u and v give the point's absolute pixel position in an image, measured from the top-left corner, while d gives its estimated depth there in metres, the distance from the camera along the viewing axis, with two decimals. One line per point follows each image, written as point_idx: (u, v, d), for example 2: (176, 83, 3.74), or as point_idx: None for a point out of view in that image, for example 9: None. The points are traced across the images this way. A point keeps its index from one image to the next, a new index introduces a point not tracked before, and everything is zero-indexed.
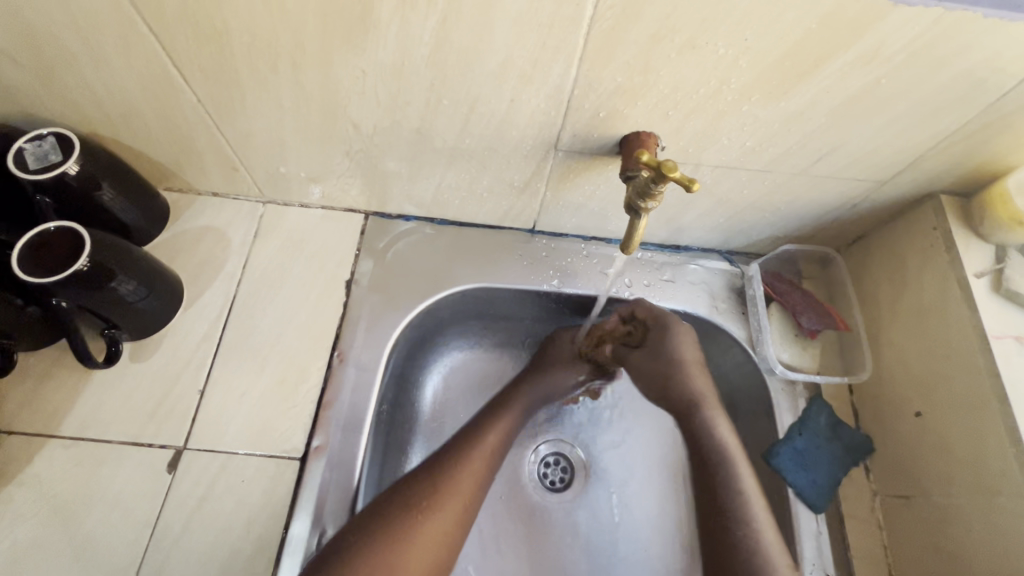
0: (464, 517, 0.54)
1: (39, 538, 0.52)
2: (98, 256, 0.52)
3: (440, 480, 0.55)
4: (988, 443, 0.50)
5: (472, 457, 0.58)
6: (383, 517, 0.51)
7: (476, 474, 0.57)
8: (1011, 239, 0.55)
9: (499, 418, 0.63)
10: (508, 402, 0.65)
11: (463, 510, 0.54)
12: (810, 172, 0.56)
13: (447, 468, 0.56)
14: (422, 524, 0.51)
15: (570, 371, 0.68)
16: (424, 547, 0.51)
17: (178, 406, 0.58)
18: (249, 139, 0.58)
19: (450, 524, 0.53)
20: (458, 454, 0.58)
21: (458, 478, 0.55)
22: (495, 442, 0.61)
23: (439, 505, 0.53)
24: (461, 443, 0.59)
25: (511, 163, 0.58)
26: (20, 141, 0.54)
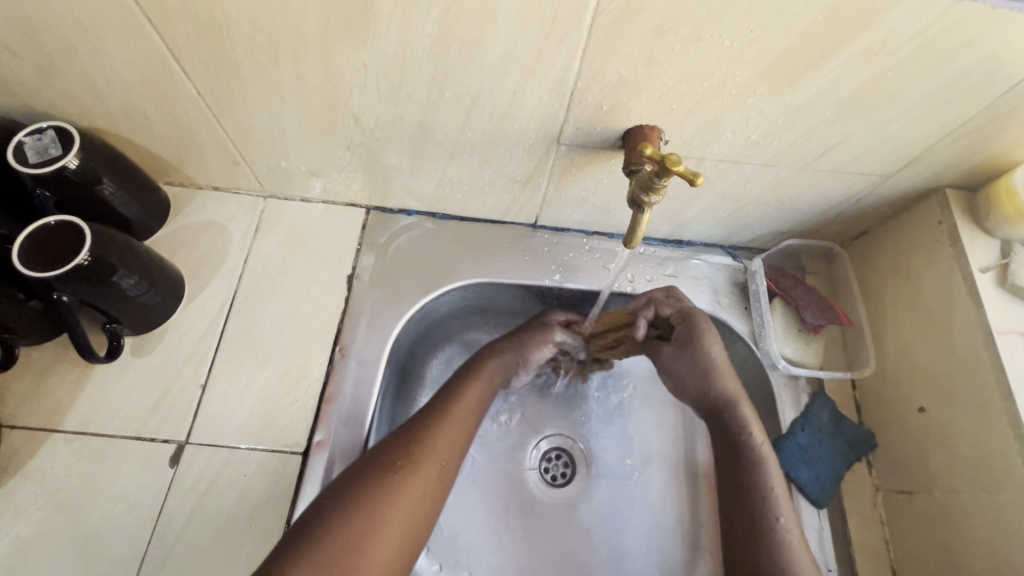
0: (441, 482, 0.51)
1: (41, 532, 0.52)
2: (99, 250, 0.52)
3: (416, 444, 0.52)
4: (991, 439, 0.50)
5: (450, 420, 0.55)
6: (355, 483, 0.48)
7: (454, 440, 0.54)
8: (1017, 234, 0.54)
9: (476, 381, 0.60)
10: (477, 363, 0.62)
11: (439, 475, 0.51)
12: (815, 166, 0.56)
13: (422, 431, 0.53)
14: (398, 489, 0.48)
15: (548, 341, 0.65)
16: (400, 513, 0.47)
17: (180, 401, 0.58)
18: (249, 132, 0.58)
19: (426, 490, 0.50)
20: (433, 416, 0.54)
21: (434, 442, 0.52)
22: (473, 406, 0.58)
23: (415, 469, 0.50)
24: (437, 406, 0.56)
25: (513, 157, 0.58)
26: (19, 134, 0.54)
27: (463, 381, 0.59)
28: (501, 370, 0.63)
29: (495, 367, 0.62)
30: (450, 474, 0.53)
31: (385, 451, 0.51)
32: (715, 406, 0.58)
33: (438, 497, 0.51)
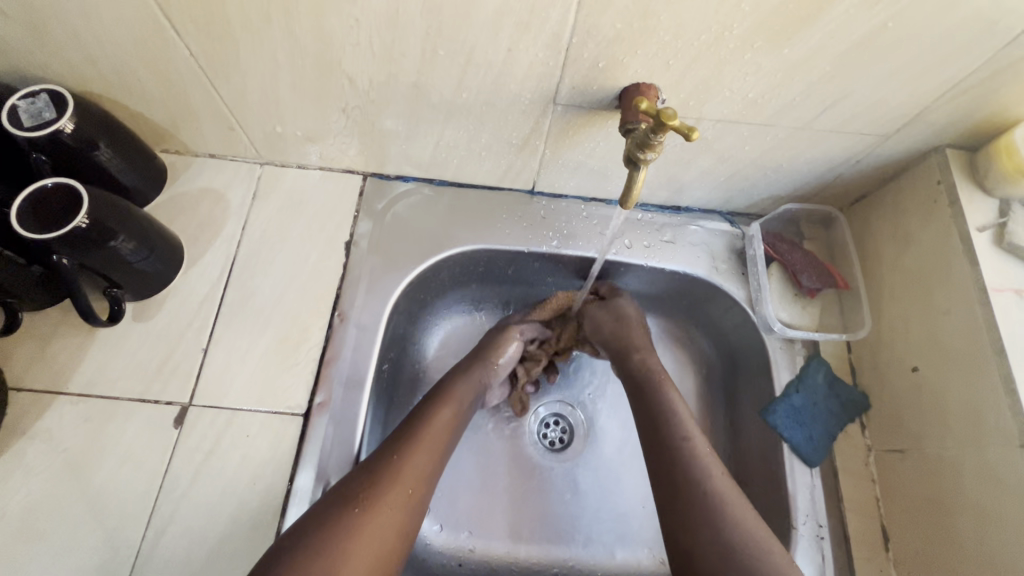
0: (407, 516, 0.50)
1: (52, 489, 0.53)
2: (97, 214, 0.52)
3: (379, 479, 0.51)
4: (982, 395, 0.51)
5: (416, 453, 0.54)
6: (318, 524, 0.47)
7: (419, 473, 0.53)
8: (1015, 192, 0.54)
9: (448, 405, 0.60)
10: (446, 390, 0.62)
11: (405, 507, 0.50)
12: (814, 126, 0.55)
13: (387, 465, 0.52)
14: (359, 527, 0.47)
15: (513, 340, 0.68)
16: (363, 553, 0.46)
17: (183, 364, 0.59)
18: (243, 96, 0.58)
19: (391, 527, 0.49)
20: (401, 444, 0.54)
21: (399, 476, 0.52)
22: (440, 436, 0.57)
23: (377, 506, 0.49)
24: (405, 437, 0.55)
25: (509, 119, 0.58)
26: (12, 98, 0.53)
27: (435, 406, 0.59)
28: (474, 382, 0.64)
29: (469, 375, 0.64)
30: (420, 504, 0.52)
31: (349, 487, 0.50)
32: (624, 354, 0.66)
33: (404, 530, 0.50)
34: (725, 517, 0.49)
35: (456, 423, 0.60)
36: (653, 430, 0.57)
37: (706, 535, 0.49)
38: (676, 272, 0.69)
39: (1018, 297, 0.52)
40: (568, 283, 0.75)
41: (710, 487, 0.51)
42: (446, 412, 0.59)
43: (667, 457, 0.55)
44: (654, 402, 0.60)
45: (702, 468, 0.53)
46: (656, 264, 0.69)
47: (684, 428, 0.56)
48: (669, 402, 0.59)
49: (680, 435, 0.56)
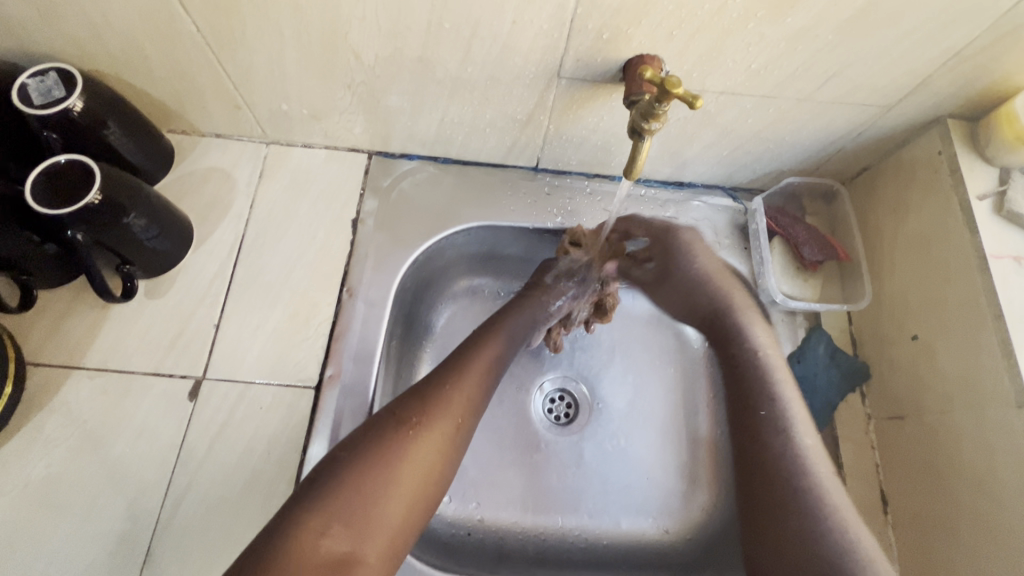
0: (451, 445, 0.54)
1: (72, 460, 0.55)
2: (109, 192, 0.53)
3: (427, 408, 0.54)
4: (981, 361, 0.52)
5: (460, 387, 0.56)
6: (369, 441, 0.50)
7: (463, 407, 0.55)
8: (1015, 161, 0.55)
9: (494, 338, 0.62)
10: (497, 321, 0.64)
11: (452, 432, 0.54)
12: (816, 97, 0.56)
13: (435, 397, 0.55)
14: (410, 445, 0.51)
15: (558, 294, 0.68)
16: (415, 467, 0.50)
17: (195, 339, 0.60)
18: (249, 73, 0.58)
19: (437, 454, 0.52)
20: (451, 374, 0.57)
21: (445, 408, 0.54)
22: (482, 371, 0.59)
23: (425, 433, 0.52)
24: (450, 371, 0.57)
25: (514, 94, 0.58)
26: (22, 77, 0.54)
27: (479, 343, 0.61)
28: (523, 326, 0.66)
29: (518, 324, 0.65)
30: (464, 434, 0.56)
31: (399, 410, 0.53)
32: (714, 317, 0.67)
33: (447, 461, 0.53)
34: (825, 533, 0.50)
35: (500, 359, 0.62)
36: (741, 395, 0.62)
37: (793, 521, 0.52)
38: None
39: (1017, 263, 0.53)
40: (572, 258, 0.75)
41: (813, 495, 0.53)
42: (489, 348, 0.61)
43: (761, 445, 0.58)
44: (755, 382, 0.61)
45: (804, 466, 0.55)
46: None
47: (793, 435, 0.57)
48: (770, 386, 0.60)
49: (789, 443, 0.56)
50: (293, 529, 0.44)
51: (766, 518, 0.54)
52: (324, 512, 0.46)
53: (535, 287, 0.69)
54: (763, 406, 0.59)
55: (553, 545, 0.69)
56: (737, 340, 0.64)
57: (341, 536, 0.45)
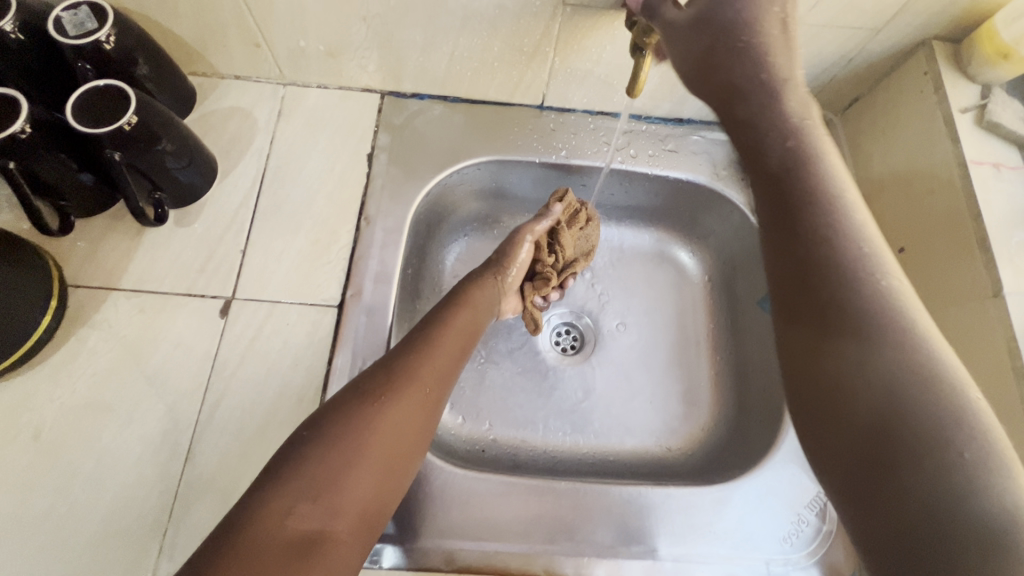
0: (427, 415, 0.50)
1: (114, 370, 0.59)
2: (144, 115, 0.55)
3: (397, 379, 0.50)
4: (963, 260, 0.55)
5: (432, 359, 0.53)
6: (334, 414, 0.46)
7: (436, 378, 0.52)
8: (996, 75, 0.58)
9: (466, 310, 0.61)
10: (464, 293, 0.63)
11: (422, 403, 0.50)
12: (807, 21, 0.59)
13: (403, 367, 0.51)
14: (377, 418, 0.46)
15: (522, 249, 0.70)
16: (381, 440, 0.46)
17: (224, 263, 0.64)
18: (269, 8, 0.61)
19: (412, 425, 0.48)
20: (418, 347, 0.54)
21: (417, 378, 0.51)
22: (453, 342, 0.57)
23: (397, 400, 0.48)
24: (420, 343, 0.55)
25: (521, 24, 0.61)
26: (56, 10, 0.57)
27: (451, 313, 0.60)
28: (489, 303, 0.65)
29: (487, 301, 0.65)
30: (433, 408, 0.52)
31: (364, 383, 0.49)
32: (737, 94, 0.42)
33: (418, 432, 0.49)
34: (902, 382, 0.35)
35: (472, 328, 0.60)
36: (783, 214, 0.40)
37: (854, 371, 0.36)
38: (679, 180, 0.74)
39: (996, 170, 0.56)
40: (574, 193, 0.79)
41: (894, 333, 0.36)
42: (459, 319, 0.59)
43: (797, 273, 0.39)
44: (801, 176, 0.40)
45: (858, 285, 0.37)
46: (662, 172, 0.74)
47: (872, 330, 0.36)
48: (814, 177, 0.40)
49: (883, 325, 0.36)
50: (254, 507, 0.39)
51: (863, 412, 0.35)
52: (288, 490, 0.40)
53: (489, 270, 0.68)
54: (839, 294, 0.38)
55: (561, 461, 0.72)
56: (766, 114, 0.42)
57: (310, 514, 0.40)
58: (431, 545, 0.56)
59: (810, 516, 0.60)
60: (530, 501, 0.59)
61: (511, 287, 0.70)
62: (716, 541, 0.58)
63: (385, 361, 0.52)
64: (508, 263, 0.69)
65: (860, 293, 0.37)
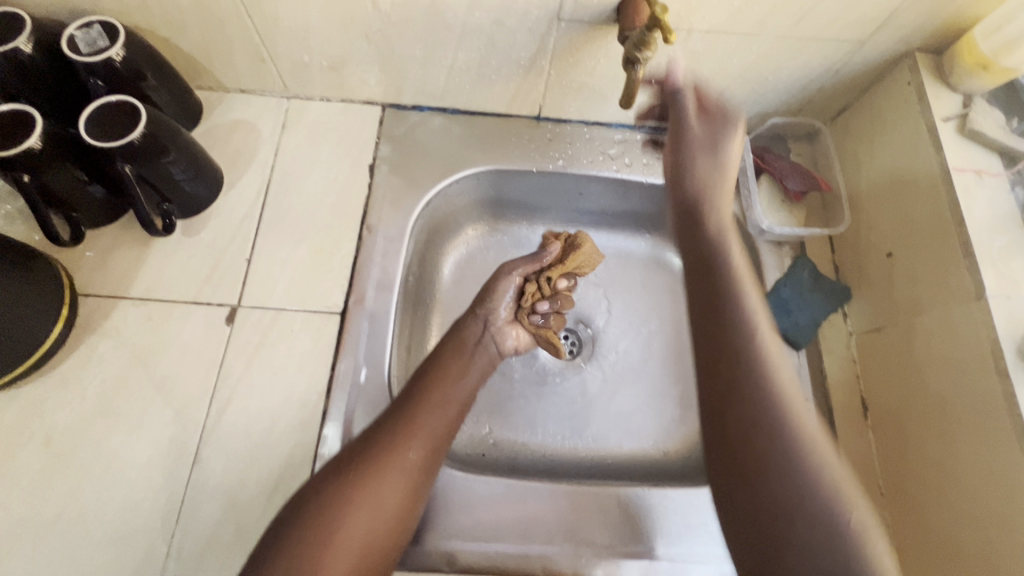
0: (421, 472, 0.52)
1: (123, 377, 0.60)
2: (153, 128, 0.57)
3: (383, 440, 0.51)
4: (946, 263, 0.57)
5: (419, 414, 0.54)
6: (316, 492, 0.48)
7: (428, 434, 0.53)
8: (976, 85, 0.60)
9: (458, 356, 0.62)
10: (460, 341, 0.64)
11: (405, 473, 0.50)
12: (794, 34, 0.61)
13: (383, 437, 0.52)
14: (356, 495, 0.47)
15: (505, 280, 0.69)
16: (360, 516, 0.47)
17: (230, 272, 0.66)
18: (274, 25, 0.63)
19: (403, 485, 0.50)
20: (404, 413, 0.54)
21: (399, 441, 0.51)
22: (445, 395, 0.57)
23: (373, 474, 0.49)
24: (406, 407, 0.55)
25: (518, 39, 0.63)
26: (70, 29, 0.59)
27: (437, 370, 0.59)
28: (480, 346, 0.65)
29: (475, 346, 0.65)
30: (423, 475, 0.52)
31: (347, 456, 0.50)
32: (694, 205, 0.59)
33: (404, 502, 0.50)
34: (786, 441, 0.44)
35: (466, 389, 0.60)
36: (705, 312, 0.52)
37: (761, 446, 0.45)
38: None
39: (977, 176, 0.58)
40: (571, 201, 0.81)
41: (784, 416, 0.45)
42: (450, 369, 0.60)
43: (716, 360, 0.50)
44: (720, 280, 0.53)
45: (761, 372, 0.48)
46: (657, 179, 0.76)
47: (773, 387, 0.47)
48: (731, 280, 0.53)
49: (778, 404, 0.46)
50: None
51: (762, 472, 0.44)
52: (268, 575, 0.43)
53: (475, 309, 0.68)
54: (747, 355, 0.49)
55: (560, 463, 0.73)
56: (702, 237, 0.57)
57: None
58: (432, 546, 0.57)
59: None
60: (528, 502, 0.60)
61: (503, 320, 0.68)
62: (711, 541, 0.60)
63: (373, 429, 0.53)
64: (491, 296, 0.68)
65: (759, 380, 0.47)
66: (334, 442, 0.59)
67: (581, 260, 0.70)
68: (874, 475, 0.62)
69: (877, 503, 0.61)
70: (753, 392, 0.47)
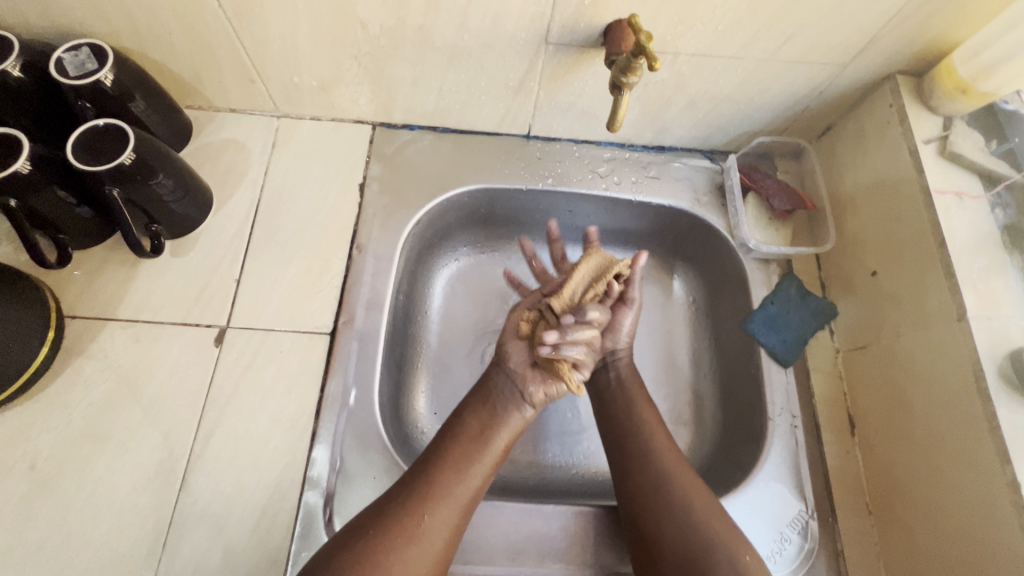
0: (449, 540, 0.51)
1: (110, 400, 0.60)
2: (141, 152, 0.57)
3: (407, 511, 0.51)
4: (928, 284, 0.58)
5: (437, 482, 0.53)
6: (330, 560, 0.48)
7: (455, 502, 0.53)
8: (956, 109, 0.61)
9: (482, 409, 0.60)
10: (484, 394, 0.62)
11: (417, 545, 0.50)
12: (778, 57, 0.62)
13: (400, 503, 0.52)
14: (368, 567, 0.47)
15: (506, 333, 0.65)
16: None
17: (219, 292, 0.66)
18: (264, 46, 0.63)
19: (431, 557, 0.50)
20: (422, 479, 0.53)
21: (414, 510, 0.51)
22: (469, 457, 0.56)
23: (387, 546, 0.49)
24: (427, 472, 0.54)
25: (507, 61, 0.64)
26: (58, 52, 0.59)
27: (459, 430, 0.58)
28: (510, 406, 0.61)
29: (506, 403, 0.61)
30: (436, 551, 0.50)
31: (365, 523, 0.50)
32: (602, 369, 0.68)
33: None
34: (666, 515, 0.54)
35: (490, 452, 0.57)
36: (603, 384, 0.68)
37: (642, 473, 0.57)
38: (662, 206, 0.77)
39: (958, 198, 0.59)
40: (561, 218, 0.81)
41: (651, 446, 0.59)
42: (475, 428, 0.58)
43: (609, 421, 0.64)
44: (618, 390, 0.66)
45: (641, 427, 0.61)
46: (645, 198, 0.76)
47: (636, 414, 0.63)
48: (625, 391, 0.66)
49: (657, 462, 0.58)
50: None
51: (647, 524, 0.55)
52: None
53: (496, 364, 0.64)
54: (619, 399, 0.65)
55: (549, 479, 0.73)
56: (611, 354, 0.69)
57: None
58: None
59: (792, 535, 0.60)
60: (519, 524, 0.60)
61: (522, 364, 0.62)
62: None
63: (392, 495, 0.53)
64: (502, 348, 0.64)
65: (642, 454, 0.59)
66: (324, 465, 0.59)
67: (579, 279, 0.65)
68: (861, 492, 0.63)
69: (865, 521, 0.61)
70: (633, 432, 0.61)
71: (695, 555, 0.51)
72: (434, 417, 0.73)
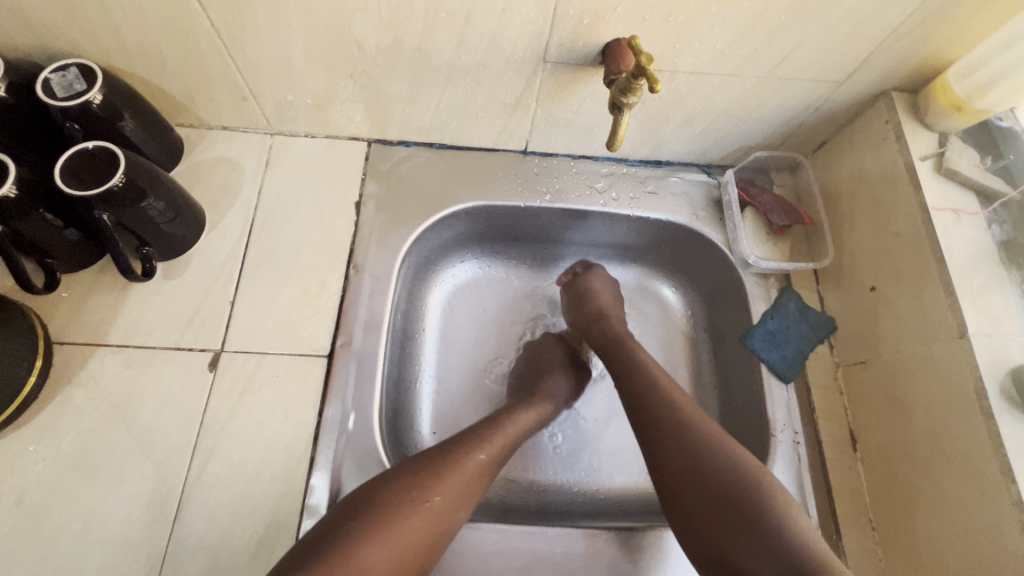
0: (412, 550, 0.48)
1: (100, 429, 0.58)
2: (132, 174, 0.56)
3: (452, 458, 0.55)
4: (927, 299, 0.58)
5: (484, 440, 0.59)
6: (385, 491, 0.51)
7: (432, 509, 0.51)
8: (951, 125, 0.62)
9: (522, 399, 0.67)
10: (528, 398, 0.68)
11: (463, 491, 0.54)
12: (775, 75, 0.62)
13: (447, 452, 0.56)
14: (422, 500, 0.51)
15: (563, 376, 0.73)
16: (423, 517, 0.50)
17: (212, 316, 0.64)
18: (257, 65, 0.62)
19: (421, 530, 0.49)
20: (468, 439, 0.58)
21: (462, 458, 0.55)
22: (463, 483, 0.54)
23: (437, 485, 0.52)
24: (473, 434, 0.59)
25: (504, 79, 0.63)
26: (44, 72, 0.57)
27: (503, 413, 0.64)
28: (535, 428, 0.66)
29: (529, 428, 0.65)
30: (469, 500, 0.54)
31: (416, 466, 0.54)
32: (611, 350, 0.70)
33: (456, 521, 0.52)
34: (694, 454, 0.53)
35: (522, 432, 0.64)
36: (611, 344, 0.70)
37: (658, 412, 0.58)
38: (661, 221, 0.76)
39: (955, 215, 0.59)
40: (558, 236, 0.81)
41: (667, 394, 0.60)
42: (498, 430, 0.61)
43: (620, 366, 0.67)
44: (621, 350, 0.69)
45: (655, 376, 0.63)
46: (643, 213, 0.76)
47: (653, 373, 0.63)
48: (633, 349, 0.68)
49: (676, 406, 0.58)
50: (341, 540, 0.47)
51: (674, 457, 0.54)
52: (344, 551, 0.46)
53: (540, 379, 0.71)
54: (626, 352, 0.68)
55: (552, 499, 0.72)
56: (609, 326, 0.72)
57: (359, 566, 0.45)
58: None
59: None
60: (522, 549, 0.59)
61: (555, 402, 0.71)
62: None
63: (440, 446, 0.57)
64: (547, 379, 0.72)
65: (661, 394, 0.60)
66: (322, 492, 0.58)
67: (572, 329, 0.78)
68: (864, 508, 0.62)
69: (869, 537, 0.61)
70: (644, 380, 0.63)
71: (729, 497, 0.49)
72: (433, 437, 0.73)
